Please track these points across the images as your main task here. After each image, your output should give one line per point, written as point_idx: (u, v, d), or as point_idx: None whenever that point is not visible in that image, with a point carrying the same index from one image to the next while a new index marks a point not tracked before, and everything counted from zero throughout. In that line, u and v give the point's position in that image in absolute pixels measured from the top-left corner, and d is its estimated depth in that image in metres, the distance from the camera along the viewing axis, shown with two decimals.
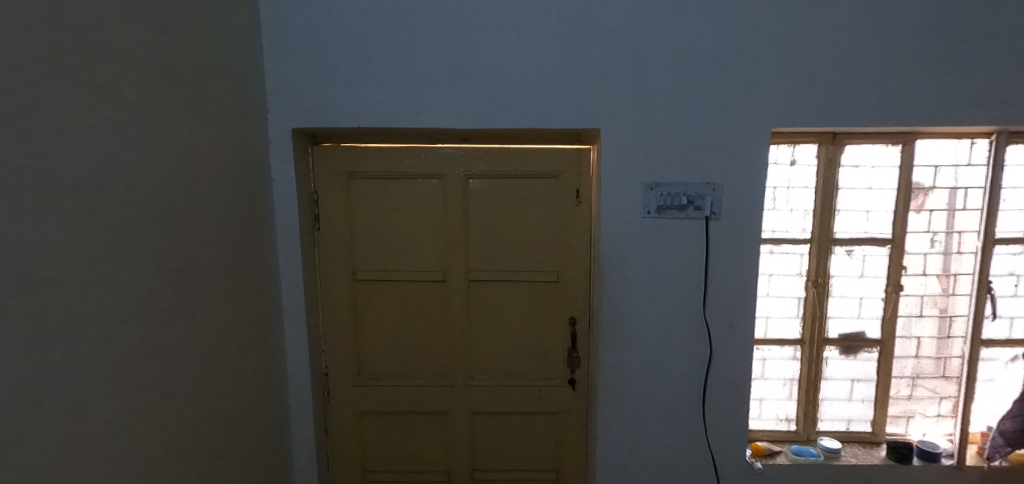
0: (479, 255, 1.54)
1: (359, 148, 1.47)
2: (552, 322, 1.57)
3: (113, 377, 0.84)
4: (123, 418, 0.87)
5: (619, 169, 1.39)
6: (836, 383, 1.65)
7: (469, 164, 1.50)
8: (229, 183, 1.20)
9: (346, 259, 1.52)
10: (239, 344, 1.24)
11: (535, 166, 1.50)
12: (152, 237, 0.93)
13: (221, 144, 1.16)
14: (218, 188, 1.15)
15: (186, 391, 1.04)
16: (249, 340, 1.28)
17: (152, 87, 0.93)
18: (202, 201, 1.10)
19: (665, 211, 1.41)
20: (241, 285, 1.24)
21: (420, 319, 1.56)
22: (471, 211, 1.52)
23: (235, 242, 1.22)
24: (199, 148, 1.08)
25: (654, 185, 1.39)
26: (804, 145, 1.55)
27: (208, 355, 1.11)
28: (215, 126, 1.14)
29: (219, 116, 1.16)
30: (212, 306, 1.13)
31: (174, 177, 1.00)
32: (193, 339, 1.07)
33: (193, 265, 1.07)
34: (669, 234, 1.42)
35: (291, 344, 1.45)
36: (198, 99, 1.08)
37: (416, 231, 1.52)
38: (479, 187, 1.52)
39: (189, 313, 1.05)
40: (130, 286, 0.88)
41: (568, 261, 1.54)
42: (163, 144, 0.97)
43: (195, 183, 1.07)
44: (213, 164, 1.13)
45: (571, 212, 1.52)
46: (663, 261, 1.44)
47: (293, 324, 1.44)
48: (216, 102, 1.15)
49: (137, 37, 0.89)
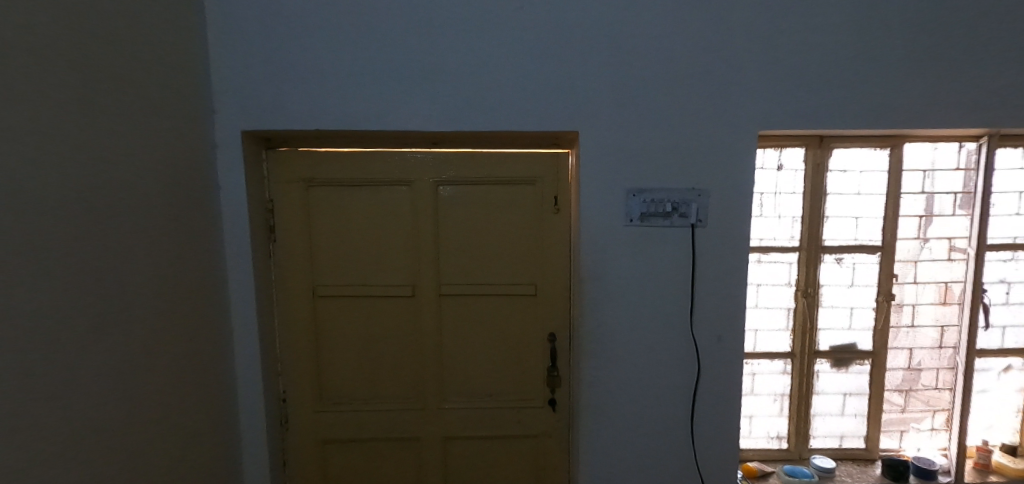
0: (451, 267, 1.43)
1: (319, 152, 1.36)
2: (530, 339, 1.47)
3: (23, 417, 0.72)
4: (34, 464, 0.74)
5: (599, 174, 1.30)
6: (828, 397, 1.58)
7: (440, 170, 1.40)
8: (168, 192, 1.07)
9: (305, 274, 1.39)
10: (179, 371, 1.10)
11: (510, 172, 1.41)
12: (67, 254, 0.81)
13: (158, 148, 1.04)
14: (154, 196, 1.03)
15: (115, 427, 0.91)
16: (192, 365, 1.15)
17: (72, 81, 0.82)
18: (134, 211, 0.97)
19: (647, 220, 1.32)
20: (182, 304, 1.12)
21: (389, 336, 1.44)
22: (442, 219, 1.42)
23: (174, 257, 1.09)
24: (131, 152, 0.96)
25: (635, 192, 1.31)
26: (790, 149, 1.48)
27: (140, 386, 0.98)
28: (151, 127, 1.02)
29: (157, 116, 1.04)
30: (145, 329, 1.01)
31: (99, 184, 0.87)
32: (123, 368, 0.94)
33: (121, 284, 0.94)
34: (652, 243, 1.34)
35: (242, 368, 1.31)
36: (131, 97, 0.96)
37: (382, 241, 1.41)
38: (450, 194, 1.41)
39: (117, 338, 0.92)
40: (42, 310, 0.76)
41: (546, 272, 1.44)
42: (86, 146, 0.85)
43: (125, 190, 0.95)
44: (148, 169, 1.01)
45: (549, 221, 1.43)
46: (646, 272, 1.35)
47: (245, 346, 1.31)
48: (153, 101, 1.03)
49: (54, 23, 0.78)
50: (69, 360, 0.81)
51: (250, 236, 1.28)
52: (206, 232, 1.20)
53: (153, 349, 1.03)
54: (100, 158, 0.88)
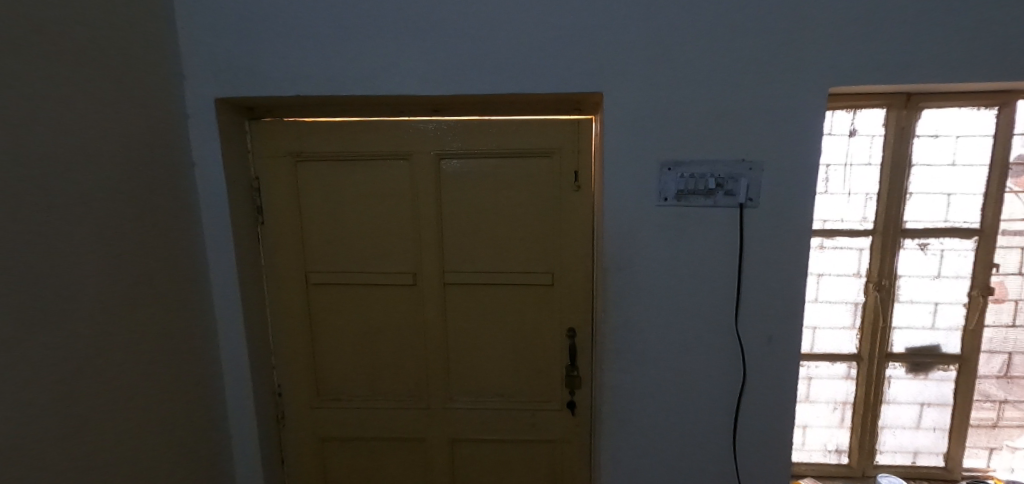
0: (456, 252, 1.27)
1: (308, 122, 1.21)
2: (546, 334, 1.30)
3: None
4: None
5: (628, 143, 1.09)
6: (901, 407, 1.33)
7: (442, 141, 1.22)
8: (137, 170, 0.95)
9: (297, 260, 1.27)
10: (157, 369, 1.00)
11: (523, 143, 1.21)
12: (17, 244, 0.70)
13: (123, 118, 0.92)
14: (122, 174, 0.91)
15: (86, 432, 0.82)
16: (172, 363, 1.04)
17: (14, 38, 0.69)
18: (101, 191, 0.86)
19: (686, 199, 1.10)
20: (157, 297, 1.00)
21: (389, 329, 1.30)
22: (446, 199, 1.25)
23: (146, 244, 0.98)
24: (89, 124, 0.84)
25: (671, 165, 1.09)
26: (867, 110, 1.21)
27: (114, 387, 0.89)
28: (112, 95, 0.89)
29: (120, 81, 0.91)
30: (116, 326, 0.89)
31: (52, 161, 0.76)
32: (94, 366, 0.84)
33: (89, 273, 0.83)
34: (691, 227, 1.12)
35: (229, 362, 1.21)
36: (86, 59, 0.83)
37: (380, 223, 1.26)
38: (454, 169, 1.24)
39: (87, 334, 0.83)
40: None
41: (565, 259, 1.26)
42: (31, 118, 0.72)
43: (88, 167, 0.83)
44: (114, 143, 0.89)
45: (568, 199, 1.23)
46: (683, 261, 1.14)
47: (231, 338, 1.19)
48: (116, 64, 0.90)
49: None
50: (17, 371, 0.70)
51: (232, 219, 1.15)
52: (182, 215, 1.08)
53: (124, 349, 0.91)
54: (46, 134, 0.75)
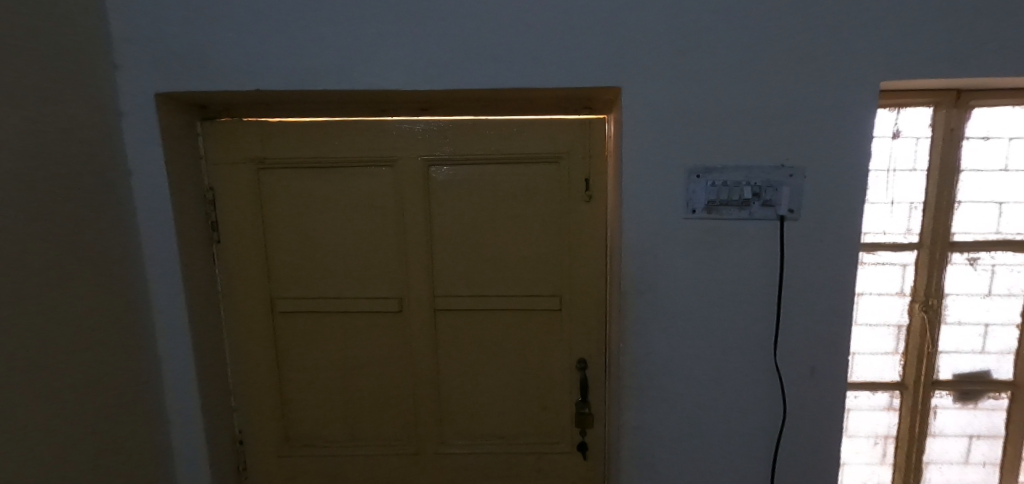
0: (449, 274, 1.09)
1: (273, 122, 1.03)
2: (553, 365, 1.13)
3: None
4: None
5: (651, 147, 0.93)
6: (949, 441, 1.19)
7: (432, 144, 1.05)
8: (60, 181, 0.76)
9: (260, 284, 1.08)
10: (86, 432, 0.79)
11: (525, 147, 1.05)
12: None
13: (41, 116, 0.72)
14: (41, 187, 0.72)
15: None
16: (106, 421, 0.83)
17: None
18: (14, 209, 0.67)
19: (717, 211, 0.95)
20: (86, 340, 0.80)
21: (372, 362, 1.12)
22: (437, 211, 1.07)
23: (75, 274, 0.78)
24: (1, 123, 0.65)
25: (701, 172, 0.94)
26: (911, 109, 1.08)
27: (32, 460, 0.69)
28: (27, 86, 0.70)
29: (36, 69, 0.72)
30: (28, 384, 0.69)
31: None
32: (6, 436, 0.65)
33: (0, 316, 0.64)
34: (722, 243, 0.97)
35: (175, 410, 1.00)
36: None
37: (359, 241, 1.07)
38: (446, 177, 1.06)
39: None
40: None
41: (575, 280, 1.09)
42: None
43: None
44: (30, 148, 0.70)
45: (579, 212, 1.07)
46: (713, 283, 0.98)
47: (178, 383, 0.98)
48: (28, 47, 0.70)
49: None
50: None
51: (179, 239, 0.94)
52: (114, 236, 0.87)
53: (38, 413, 0.70)
54: None
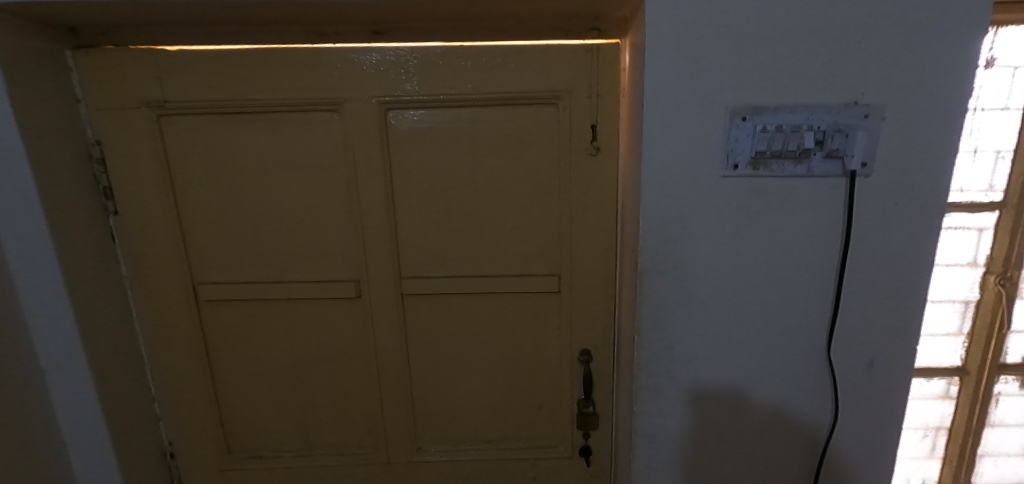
0: (418, 252, 0.87)
1: (171, 51, 0.75)
2: (550, 359, 0.93)
3: None
4: None
5: (683, 80, 0.68)
6: (1009, 431, 1.03)
7: (389, 82, 0.79)
8: None
9: (178, 268, 0.85)
10: None
11: (514, 84, 0.80)
12: None
13: None
14: None
15: None
16: None
17: None
18: None
19: (765, 165, 0.72)
20: None
21: (327, 359, 0.91)
22: (398, 171, 0.83)
23: None
24: None
25: (749, 114, 0.69)
26: (1013, 28, 0.82)
27: None
28: None
29: None
30: None
31: None
32: None
33: None
34: (768, 208, 0.74)
35: (76, 437, 0.78)
36: None
37: (300, 211, 0.84)
38: (409, 125, 0.81)
39: None
40: None
41: (577, 257, 0.87)
42: None
43: None
44: None
45: (582, 169, 0.83)
46: (753, 259, 0.77)
47: (74, 405, 0.76)
48: None
49: None
50: None
51: (50, 221, 0.68)
52: None
53: None
54: None
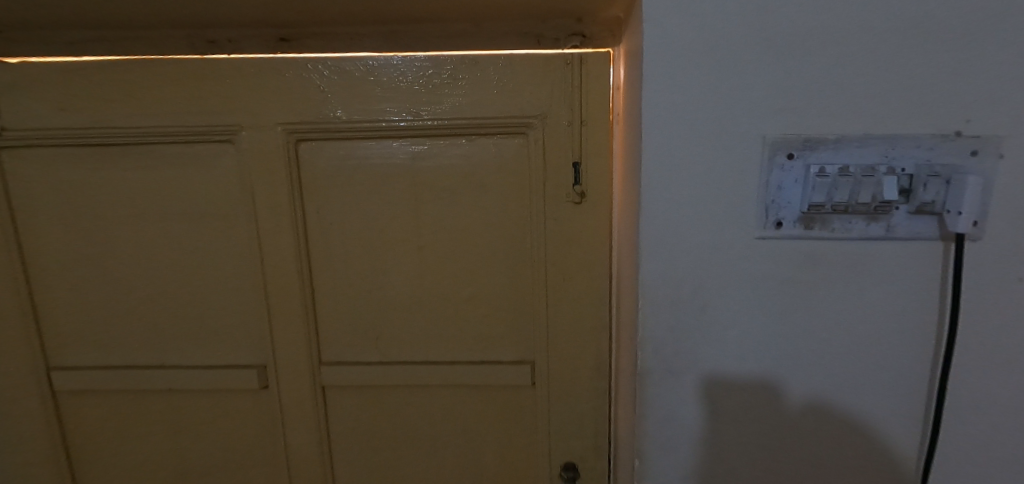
0: (342, 328, 0.65)
1: (13, 64, 0.57)
2: (522, 472, 0.69)
3: None
4: None
5: (696, 101, 0.46)
6: None
7: (302, 105, 0.59)
8: None
9: (30, 345, 0.65)
10: None
11: (468, 108, 0.59)
12: None
13: None
14: None
15: None
16: None
17: None
18: None
19: (821, 226, 0.47)
20: None
21: (225, 466, 0.69)
22: (315, 223, 0.62)
23: None
24: None
25: (798, 150, 0.45)
26: None
27: None
28: None
29: None
30: None
31: None
32: None
33: None
34: (825, 289, 0.49)
35: None
36: None
37: (189, 272, 0.64)
38: (330, 161, 0.61)
39: None
40: None
41: (558, 337, 0.65)
42: None
43: None
44: None
45: (561, 222, 0.61)
46: (801, 364, 0.51)
47: None
48: None
49: None
50: None
51: None
52: None
53: None
54: None
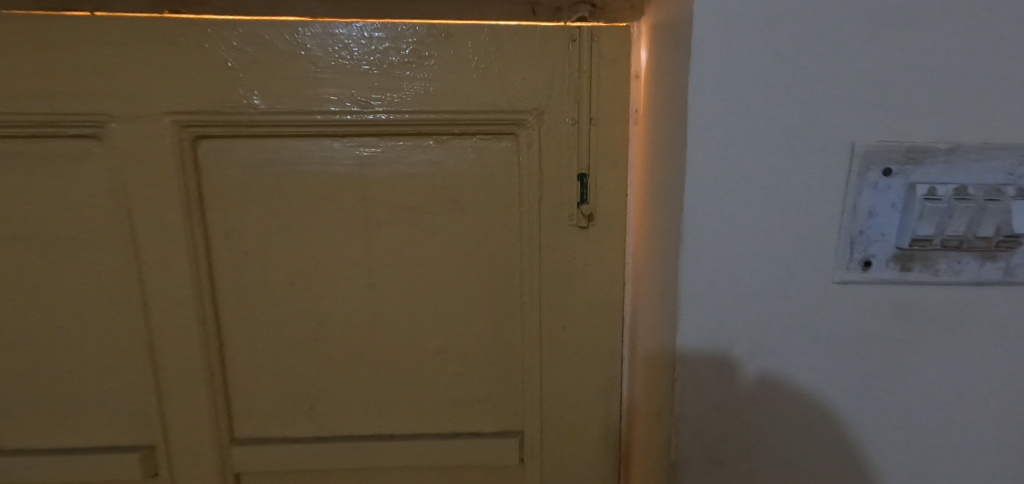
0: (262, 394, 0.48)
1: None
2: None
3: None
4: None
5: (767, 94, 0.33)
6: None
7: (200, 86, 0.41)
8: None
9: None
10: None
11: (436, 97, 0.43)
12: None
13: None
14: None
15: None
16: None
17: None
18: None
19: (920, 265, 0.35)
20: None
21: None
22: (222, 253, 0.45)
23: None
24: None
25: (899, 165, 0.34)
26: None
27: None
28: None
29: None
30: None
31: None
32: None
33: None
34: (921, 347, 0.37)
35: None
36: None
37: (41, 319, 0.45)
38: (242, 167, 0.44)
39: None
40: None
41: (555, 401, 0.49)
42: None
43: None
44: None
45: (561, 253, 0.46)
46: (888, 440, 0.39)
47: None
48: None
49: None
50: None
51: None
52: None
53: None
54: None
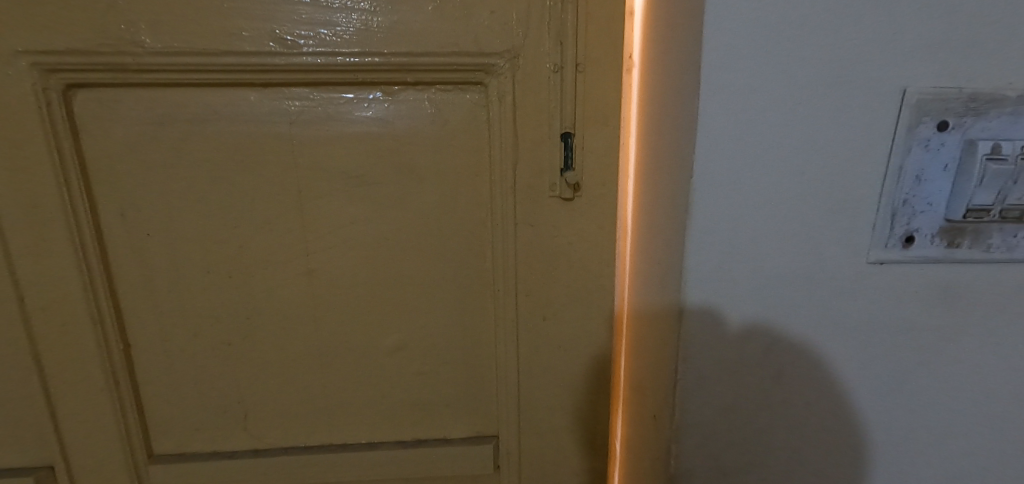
0: (184, 401, 0.41)
1: None
2: None
3: None
4: None
5: (799, 23, 0.25)
6: None
7: (66, 18, 0.31)
8: None
9: None
10: None
11: (380, 35, 0.34)
12: None
13: None
14: None
15: None
16: None
17: None
18: None
19: (969, 241, 0.29)
20: None
21: None
22: (118, 235, 0.36)
23: None
24: None
25: (957, 117, 0.26)
26: None
27: None
28: None
29: None
30: None
31: None
32: None
33: None
34: (959, 339, 0.31)
35: None
36: None
37: None
38: (136, 127, 0.35)
39: None
40: None
41: (533, 401, 0.43)
42: None
43: None
44: None
45: (540, 229, 0.39)
46: (911, 445, 0.34)
47: None
48: None
49: None
50: None
51: None
52: None
53: None
54: None
